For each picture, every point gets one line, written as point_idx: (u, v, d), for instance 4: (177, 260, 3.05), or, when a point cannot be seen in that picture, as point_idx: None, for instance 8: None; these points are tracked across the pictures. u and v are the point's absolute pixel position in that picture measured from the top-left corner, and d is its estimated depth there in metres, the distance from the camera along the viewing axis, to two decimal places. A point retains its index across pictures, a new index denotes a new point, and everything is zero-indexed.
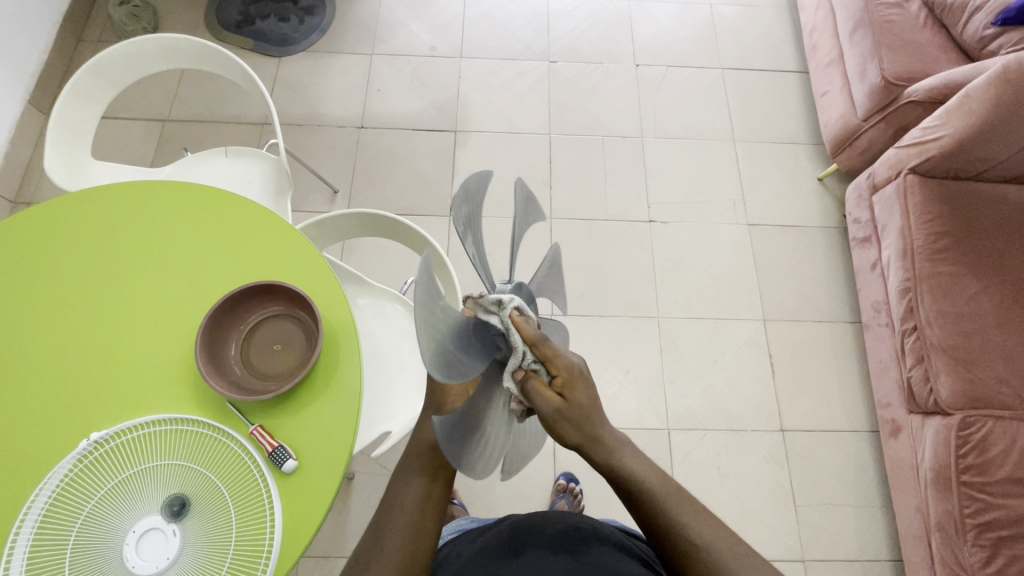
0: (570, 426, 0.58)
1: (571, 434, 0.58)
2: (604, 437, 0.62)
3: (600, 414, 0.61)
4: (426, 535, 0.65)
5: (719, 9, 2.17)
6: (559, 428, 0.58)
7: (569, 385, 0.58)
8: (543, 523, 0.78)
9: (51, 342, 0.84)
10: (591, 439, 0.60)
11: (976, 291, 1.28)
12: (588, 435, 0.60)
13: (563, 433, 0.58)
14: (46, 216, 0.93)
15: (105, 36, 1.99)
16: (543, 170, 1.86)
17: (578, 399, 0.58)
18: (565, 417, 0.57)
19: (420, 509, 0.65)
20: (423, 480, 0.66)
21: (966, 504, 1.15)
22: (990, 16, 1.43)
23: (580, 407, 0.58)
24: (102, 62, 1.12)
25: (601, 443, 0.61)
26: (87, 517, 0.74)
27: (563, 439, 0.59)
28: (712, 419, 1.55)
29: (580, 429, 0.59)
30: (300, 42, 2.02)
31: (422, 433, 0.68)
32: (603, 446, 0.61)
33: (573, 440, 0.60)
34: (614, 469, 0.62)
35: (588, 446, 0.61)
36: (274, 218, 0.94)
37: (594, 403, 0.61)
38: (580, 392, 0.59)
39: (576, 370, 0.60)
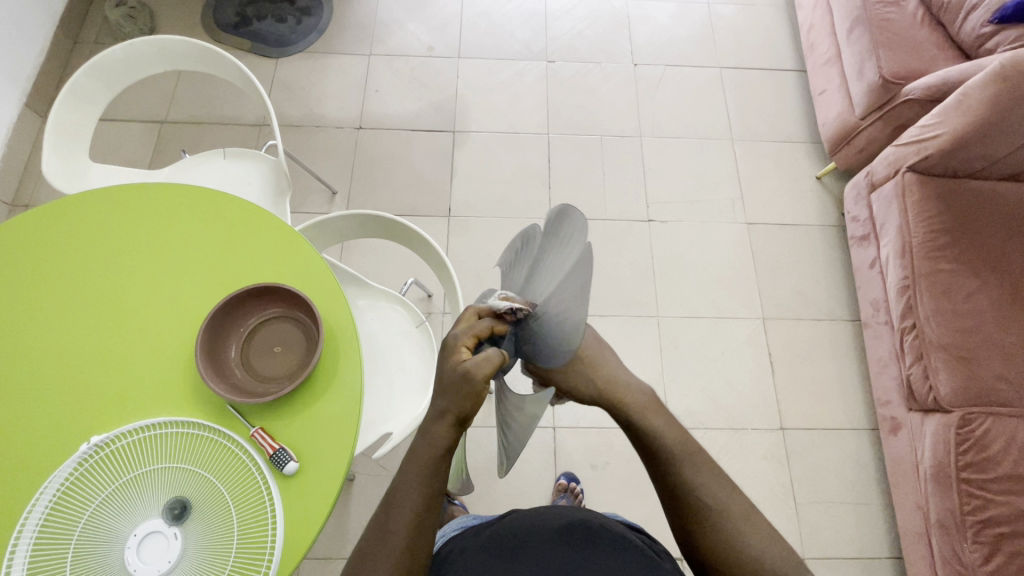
0: (579, 379, 0.67)
1: (583, 389, 0.67)
2: (616, 384, 0.68)
3: (608, 365, 0.69)
4: (425, 530, 0.64)
5: (717, 7, 2.17)
6: (571, 384, 0.67)
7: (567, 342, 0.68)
8: (550, 517, 0.77)
9: (48, 345, 0.84)
10: (606, 391, 0.67)
11: (975, 288, 1.29)
12: (601, 386, 0.67)
13: (577, 387, 0.67)
14: (48, 217, 0.93)
15: (101, 38, 1.98)
16: (542, 170, 1.86)
17: (578, 353, 0.68)
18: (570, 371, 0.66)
19: (423, 505, 0.64)
20: (425, 477, 0.64)
21: (966, 501, 1.15)
22: (987, 14, 1.43)
23: (582, 360, 0.68)
24: (99, 63, 1.12)
25: (614, 391, 0.68)
26: (88, 521, 0.74)
27: (580, 395, 0.67)
28: (712, 418, 1.55)
29: (589, 380, 0.67)
30: (297, 43, 2.02)
31: (434, 435, 0.64)
32: (620, 399, 0.68)
33: (590, 395, 0.67)
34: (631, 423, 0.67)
35: (608, 399, 0.68)
36: (273, 220, 0.94)
37: (599, 355, 0.70)
38: (580, 347, 0.69)
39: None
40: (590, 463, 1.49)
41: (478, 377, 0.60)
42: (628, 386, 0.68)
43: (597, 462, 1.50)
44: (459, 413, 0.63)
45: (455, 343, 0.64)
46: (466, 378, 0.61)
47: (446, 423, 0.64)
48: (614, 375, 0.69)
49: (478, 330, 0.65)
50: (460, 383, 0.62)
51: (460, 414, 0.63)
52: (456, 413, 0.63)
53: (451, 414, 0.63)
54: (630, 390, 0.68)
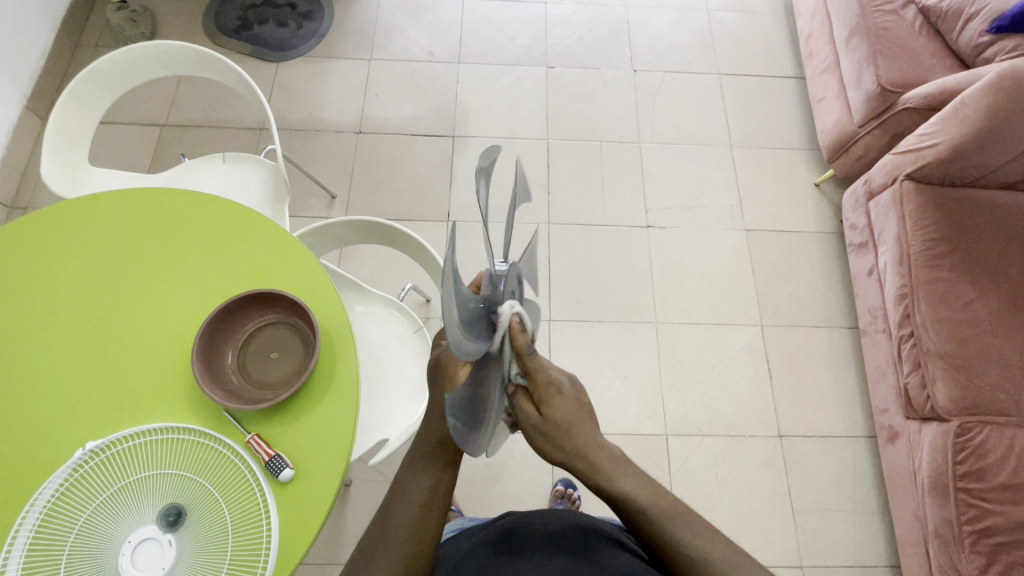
0: (548, 443, 0.61)
1: (551, 453, 0.62)
2: (591, 453, 0.63)
3: (583, 429, 0.62)
4: (431, 526, 0.65)
5: (716, 14, 2.18)
6: (540, 443, 0.62)
7: (545, 400, 0.61)
8: (546, 519, 0.77)
9: (44, 350, 0.84)
10: (575, 455, 0.62)
11: (972, 297, 1.29)
12: (573, 451, 0.62)
13: (546, 449, 0.62)
14: (48, 221, 0.93)
15: (103, 41, 1.99)
16: (542, 175, 1.86)
17: (556, 418, 0.61)
18: (540, 432, 0.61)
19: (426, 502, 0.66)
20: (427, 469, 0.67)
21: (964, 510, 1.15)
22: (985, 23, 1.44)
23: (557, 426, 0.61)
24: (99, 68, 1.12)
25: (588, 459, 0.62)
26: (82, 527, 0.73)
27: (548, 455, 0.63)
28: (710, 425, 1.55)
29: (561, 447, 0.62)
30: (298, 47, 2.03)
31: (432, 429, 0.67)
32: (590, 464, 0.62)
33: (557, 457, 0.63)
34: (609, 487, 0.63)
35: (576, 462, 0.63)
36: (270, 226, 0.94)
37: (576, 419, 0.62)
38: (559, 410, 0.61)
39: (555, 387, 0.62)
40: None
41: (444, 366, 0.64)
42: (601, 450, 0.63)
43: None
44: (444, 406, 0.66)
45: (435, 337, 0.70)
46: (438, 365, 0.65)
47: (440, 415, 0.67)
48: (589, 441, 0.63)
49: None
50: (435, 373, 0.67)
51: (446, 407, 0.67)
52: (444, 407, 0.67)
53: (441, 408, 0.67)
54: (602, 456, 0.63)
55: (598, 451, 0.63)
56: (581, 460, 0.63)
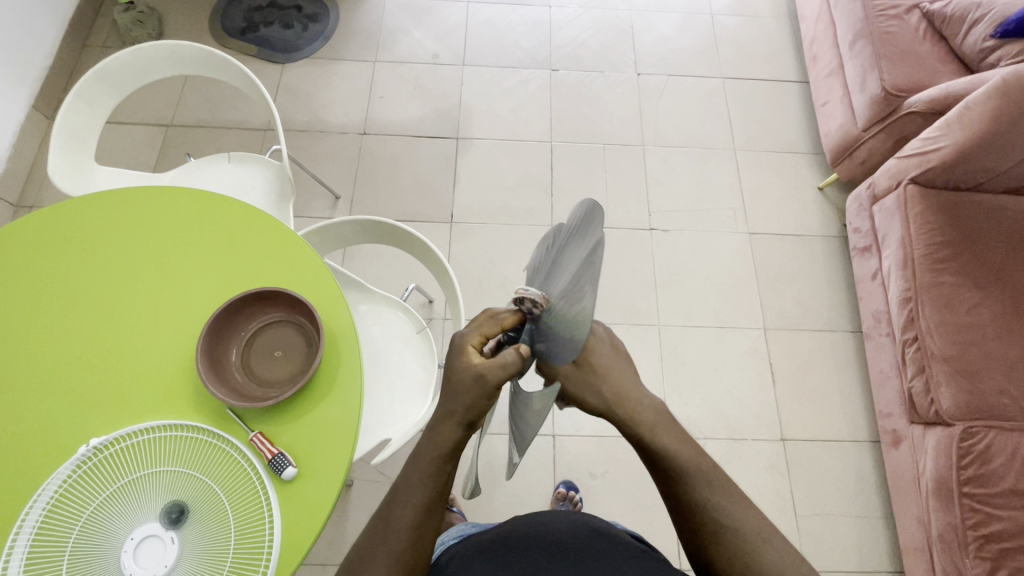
0: (585, 388, 0.62)
1: (590, 398, 0.62)
2: (629, 400, 0.63)
3: (620, 375, 0.64)
4: (431, 525, 0.65)
5: (720, 18, 2.19)
6: (576, 391, 0.62)
7: (583, 347, 0.63)
8: (557, 519, 0.77)
9: (50, 344, 0.84)
10: (615, 401, 0.63)
11: (977, 301, 1.28)
12: (611, 397, 0.63)
13: (583, 396, 0.62)
14: (55, 219, 0.93)
15: (109, 42, 2.00)
16: (545, 177, 1.86)
17: (592, 361, 0.63)
18: (576, 376, 0.62)
19: (427, 501, 0.64)
20: (433, 470, 0.64)
21: (967, 515, 1.15)
22: (989, 28, 1.44)
23: (592, 368, 0.63)
24: (106, 67, 1.13)
25: (626, 406, 0.63)
26: (85, 524, 0.73)
27: (586, 404, 0.63)
28: (712, 428, 1.55)
29: (597, 391, 0.62)
30: (303, 49, 2.04)
31: (441, 434, 0.64)
32: (629, 411, 0.63)
33: (595, 405, 0.63)
34: (643, 440, 0.63)
35: (616, 412, 0.63)
36: (276, 224, 0.94)
37: (612, 365, 0.64)
38: (593, 353, 0.63)
39: (589, 333, 0.65)
40: (589, 472, 1.49)
41: (490, 380, 0.60)
42: (639, 401, 0.64)
43: (596, 470, 1.49)
44: (470, 415, 0.63)
45: (464, 343, 0.63)
46: (481, 380, 0.60)
47: (453, 423, 0.64)
48: (625, 387, 0.64)
49: (485, 329, 0.64)
50: (472, 386, 0.61)
51: (469, 415, 0.63)
52: (466, 416, 0.63)
53: (458, 417, 0.63)
54: (641, 407, 0.63)
55: (638, 401, 0.64)
56: (619, 409, 0.63)
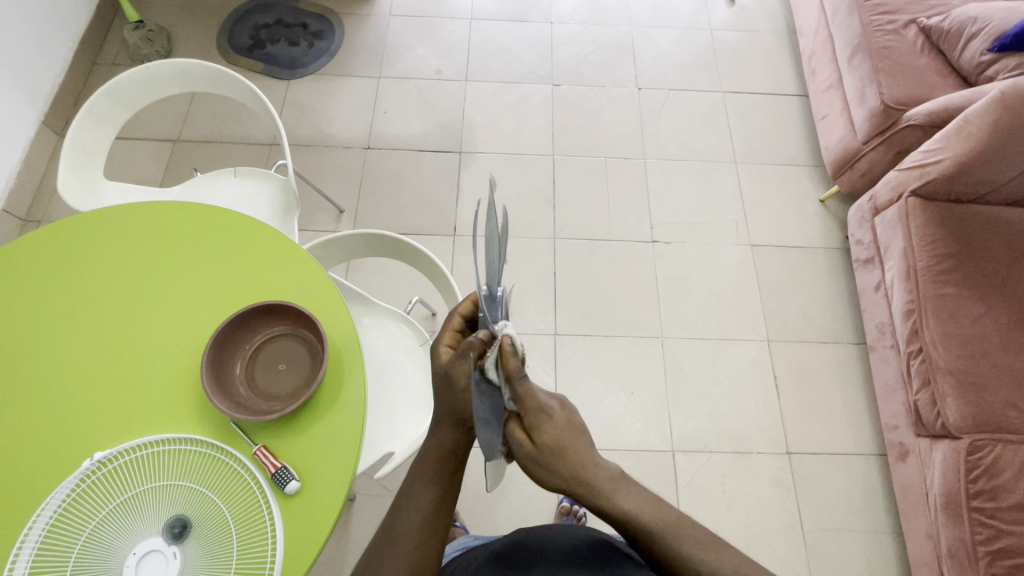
0: (545, 470, 0.60)
1: (550, 480, 0.60)
2: (591, 477, 0.61)
3: (581, 453, 0.61)
4: (436, 536, 0.65)
5: (719, 34, 2.22)
6: (535, 470, 0.60)
7: (537, 426, 0.59)
8: (560, 534, 0.76)
9: (56, 358, 0.85)
10: (573, 480, 0.61)
11: (980, 313, 1.28)
12: (569, 477, 0.61)
13: (544, 476, 0.60)
14: (63, 235, 0.94)
15: (119, 59, 2.04)
16: (547, 190, 1.87)
17: (549, 441, 0.60)
18: (535, 460, 0.59)
19: (433, 510, 0.65)
20: (437, 480, 0.66)
21: (976, 531, 1.13)
22: (986, 42, 1.45)
23: (552, 450, 0.60)
24: (117, 85, 1.15)
25: (587, 485, 0.61)
26: (87, 539, 0.73)
27: (546, 482, 0.61)
28: (717, 441, 1.54)
29: (558, 472, 0.60)
30: (309, 65, 2.07)
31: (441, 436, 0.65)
32: (591, 489, 0.61)
33: (556, 483, 0.61)
34: (604, 510, 0.62)
35: (574, 488, 0.62)
36: (281, 238, 0.95)
37: (571, 441, 0.61)
38: (552, 432, 0.60)
39: (545, 412, 0.60)
40: None
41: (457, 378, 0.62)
42: (597, 472, 0.62)
43: None
44: (459, 418, 0.65)
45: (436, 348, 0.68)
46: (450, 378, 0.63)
47: (448, 426, 0.66)
48: (587, 464, 0.61)
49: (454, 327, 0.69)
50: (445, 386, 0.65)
51: (458, 417, 0.65)
52: (455, 417, 0.65)
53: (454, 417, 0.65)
54: (599, 479, 0.61)
55: (594, 475, 0.61)
56: (579, 485, 0.61)
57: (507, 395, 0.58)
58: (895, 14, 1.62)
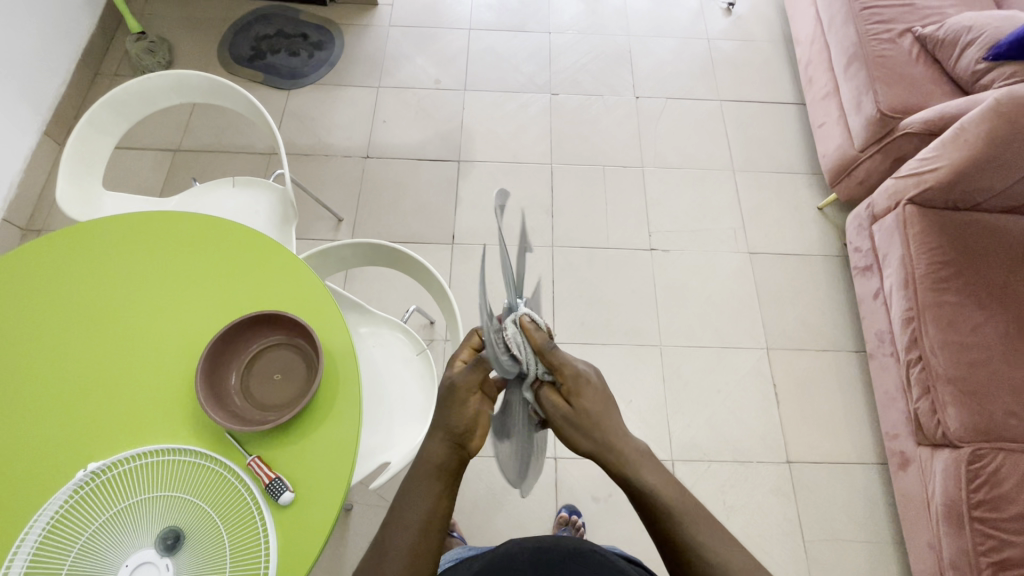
0: (579, 434, 0.61)
1: (581, 442, 0.61)
2: (618, 444, 0.62)
3: (612, 418, 0.63)
4: (426, 554, 0.63)
5: (716, 43, 2.23)
6: (569, 434, 0.62)
7: (574, 390, 0.61)
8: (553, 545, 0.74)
9: (50, 368, 0.85)
10: (604, 446, 0.62)
11: (980, 321, 1.28)
12: (600, 443, 0.61)
13: (576, 439, 0.61)
14: (61, 245, 0.95)
15: (121, 70, 2.06)
16: (546, 199, 1.88)
17: (584, 405, 0.61)
18: (571, 422, 0.61)
19: (423, 526, 0.64)
20: (429, 495, 0.65)
21: (978, 541, 1.12)
22: (981, 51, 1.46)
23: (587, 413, 0.61)
24: (116, 96, 1.16)
25: (615, 451, 0.62)
26: (80, 550, 0.72)
27: (577, 446, 0.62)
28: (716, 450, 1.53)
29: (590, 436, 0.61)
30: (309, 75, 2.09)
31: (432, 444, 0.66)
32: (617, 455, 0.62)
33: (587, 448, 0.62)
34: (628, 481, 0.62)
35: (602, 454, 0.62)
36: (278, 248, 0.95)
37: (605, 408, 0.63)
38: (588, 398, 0.62)
39: (582, 377, 0.62)
40: (592, 496, 1.47)
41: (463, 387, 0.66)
42: (624, 441, 0.62)
43: (599, 494, 1.47)
44: (452, 433, 0.66)
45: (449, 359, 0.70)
46: (455, 390, 0.66)
47: (440, 441, 0.67)
48: (617, 431, 0.62)
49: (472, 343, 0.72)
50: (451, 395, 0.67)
51: (451, 433, 0.66)
52: (448, 434, 0.66)
53: (446, 430, 0.66)
54: (626, 447, 0.62)
55: (623, 441, 0.62)
56: (607, 453, 0.62)
57: (539, 366, 0.61)
58: (890, 23, 1.63)
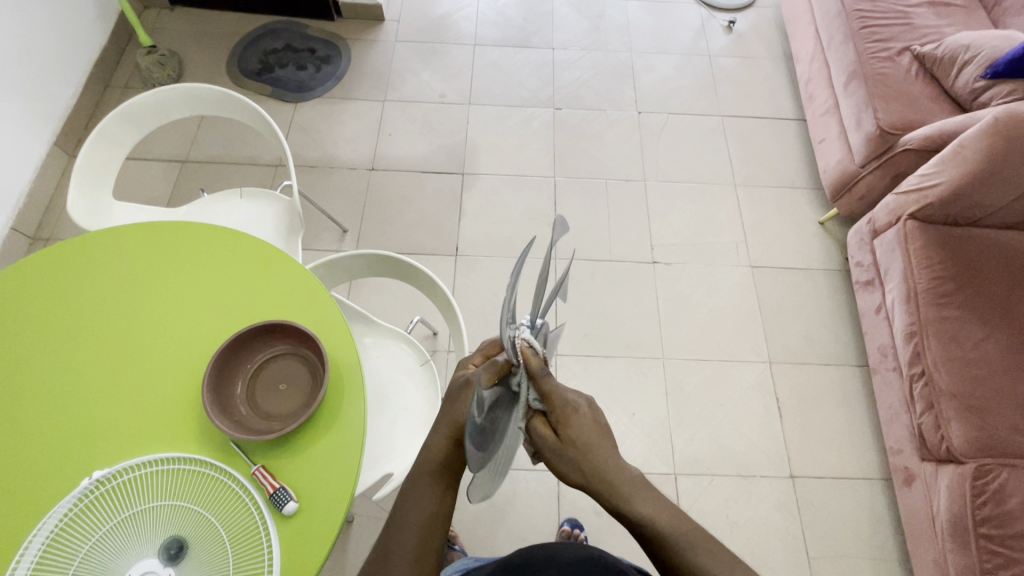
0: (565, 464, 0.60)
1: (568, 472, 0.60)
2: (610, 473, 0.60)
3: (602, 449, 0.61)
4: (427, 557, 0.64)
5: (717, 59, 2.27)
6: (556, 464, 0.61)
7: (561, 421, 0.60)
8: (554, 556, 0.73)
9: (54, 380, 0.85)
10: (593, 476, 0.60)
11: (982, 336, 1.28)
12: (588, 471, 0.60)
13: (564, 470, 0.60)
14: (71, 254, 0.96)
15: (131, 83, 2.10)
16: (548, 212, 1.90)
17: (571, 436, 0.60)
18: (555, 453, 0.60)
19: (425, 529, 0.64)
20: (431, 498, 0.65)
21: (985, 558, 1.12)
22: (979, 69, 1.48)
23: (574, 444, 0.60)
24: (127, 109, 1.18)
25: (606, 480, 0.60)
26: (83, 559, 0.72)
27: (564, 476, 0.61)
28: (720, 464, 1.52)
29: (578, 466, 0.60)
30: (315, 89, 2.12)
31: (431, 449, 0.66)
32: (608, 484, 0.60)
33: (576, 478, 0.61)
34: (620, 510, 0.61)
35: (595, 484, 0.61)
36: (285, 258, 0.96)
37: (595, 439, 0.61)
38: (575, 429, 0.60)
39: (571, 408, 0.61)
40: (594, 509, 1.46)
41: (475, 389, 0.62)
42: (619, 472, 0.61)
43: (601, 508, 1.46)
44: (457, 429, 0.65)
45: (466, 360, 0.68)
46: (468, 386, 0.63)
47: (442, 438, 0.66)
48: (608, 460, 0.61)
49: (487, 350, 0.68)
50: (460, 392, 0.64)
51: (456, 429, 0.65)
52: (453, 431, 0.65)
53: (449, 429, 0.65)
54: (620, 477, 0.61)
55: (617, 473, 0.61)
56: (598, 482, 0.60)
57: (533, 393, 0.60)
58: (888, 42, 1.65)
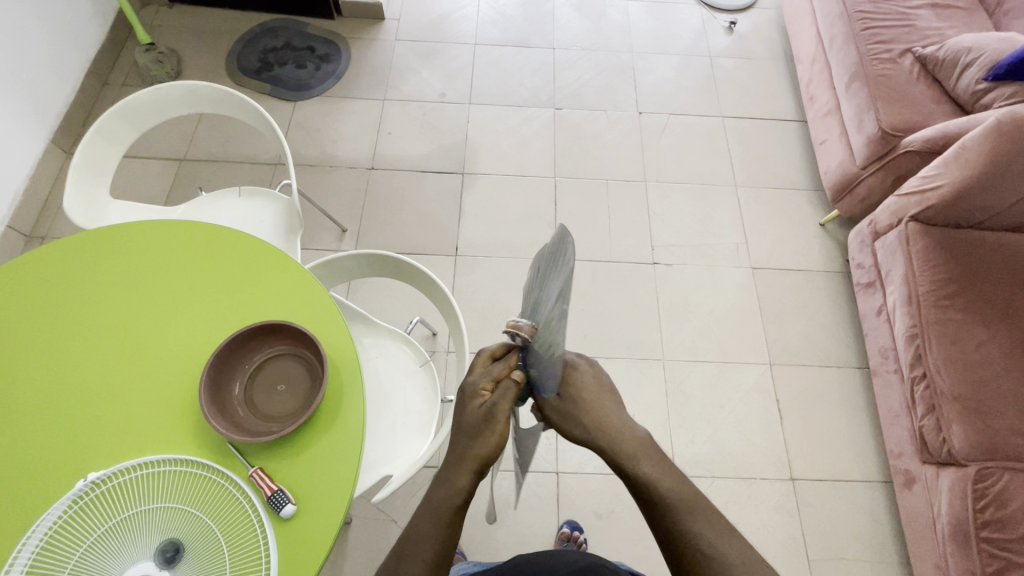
0: (567, 419, 0.62)
1: (573, 426, 0.62)
2: (614, 429, 0.63)
3: (603, 410, 0.63)
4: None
5: (718, 60, 2.26)
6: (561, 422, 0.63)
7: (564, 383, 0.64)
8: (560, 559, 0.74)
9: (49, 379, 0.84)
10: (597, 432, 0.62)
11: (983, 338, 1.27)
12: (592, 426, 0.62)
13: (571, 426, 0.62)
14: (69, 252, 0.95)
15: (129, 80, 2.09)
16: (549, 212, 1.89)
17: (573, 392, 0.63)
18: (558, 410, 0.63)
19: (437, 553, 0.63)
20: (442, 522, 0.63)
21: (986, 562, 1.11)
22: (981, 71, 1.48)
23: (575, 398, 0.63)
24: (125, 106, 1.17)
25: (610, 434, 0.62)
26: (78, 561, 0.71)
27: (569, 433, 0.63)
28: (720, 466, 1.51)
29: (581, 421, 0.62)
30: (315, 87, 2.11)
31: (453, 485, 0.63)
32: (611, 440, 0.62)
33: (579, 435, 0.62)
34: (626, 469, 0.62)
35: (598, 442, 0.62)
36: (285, 258, 0.95)
37: (598, 396, 0.64)
38: (577, 385, 0.64)
39: (573, 366, 0.65)
40: (594, 511, 1.45)
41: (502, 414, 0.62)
42: (622, 430, 0.63)
43: (601, 510, 1.45)
44: (482, 462, 0.63)
45: (474, 387, 0.64)
46: (493, 419, 0.62)
47: (466, 472, 0.63)
48: (611, 418, 0.63)
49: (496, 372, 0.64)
50: (481, 424, 0.62)
51: (482, 463, 0.63)
52: (478, 465, 0.62)
53: (472, 464, 0.63)
54: (625, 436, 0.63)
55: (621, 433, 0.63)
56: (602, 438, 0.62)
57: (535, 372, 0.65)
58: (890, 44, 1.65)
